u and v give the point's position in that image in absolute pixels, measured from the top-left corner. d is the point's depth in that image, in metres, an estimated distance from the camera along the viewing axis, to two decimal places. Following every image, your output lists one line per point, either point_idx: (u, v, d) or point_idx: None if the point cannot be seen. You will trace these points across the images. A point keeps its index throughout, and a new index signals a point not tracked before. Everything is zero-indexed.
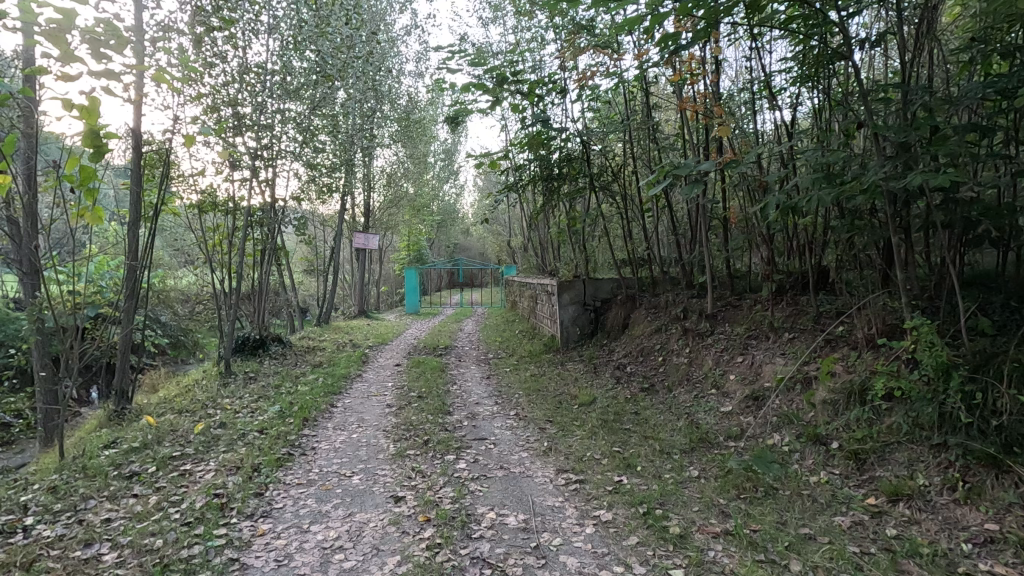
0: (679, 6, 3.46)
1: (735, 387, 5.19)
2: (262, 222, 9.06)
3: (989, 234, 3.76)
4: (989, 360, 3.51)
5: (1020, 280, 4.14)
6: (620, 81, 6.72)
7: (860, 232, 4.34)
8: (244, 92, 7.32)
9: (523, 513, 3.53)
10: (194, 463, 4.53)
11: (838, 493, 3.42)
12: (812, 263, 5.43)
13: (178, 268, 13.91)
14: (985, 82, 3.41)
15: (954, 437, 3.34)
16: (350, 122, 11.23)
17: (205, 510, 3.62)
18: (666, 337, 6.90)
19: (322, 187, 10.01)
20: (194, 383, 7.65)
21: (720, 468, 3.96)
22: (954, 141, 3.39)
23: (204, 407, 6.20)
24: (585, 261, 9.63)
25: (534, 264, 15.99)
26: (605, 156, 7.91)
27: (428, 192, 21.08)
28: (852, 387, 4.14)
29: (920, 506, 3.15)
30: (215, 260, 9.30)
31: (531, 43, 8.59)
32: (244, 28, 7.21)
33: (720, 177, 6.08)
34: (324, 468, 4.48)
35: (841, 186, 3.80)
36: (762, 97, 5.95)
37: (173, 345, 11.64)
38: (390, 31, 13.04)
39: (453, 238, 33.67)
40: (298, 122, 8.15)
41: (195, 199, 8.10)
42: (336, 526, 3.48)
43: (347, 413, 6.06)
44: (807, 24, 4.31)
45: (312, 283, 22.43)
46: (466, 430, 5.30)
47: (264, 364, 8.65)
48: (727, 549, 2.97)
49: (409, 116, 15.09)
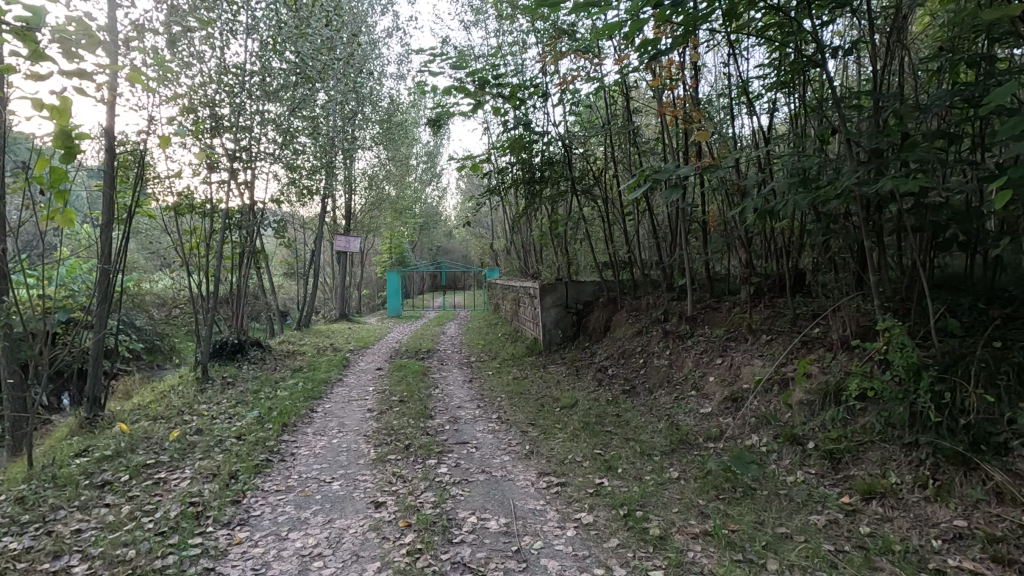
0: (657, 12, 3.50)
1: (714, 388, 5.26)
2: (240, 225, 8.92)
3: (958, 237, 3.86)
4: (958, 360, 3.61)
5: (988, 283, 4.26)
6: (601, 86, 6.78)
7: (835, 236, 4.42)
8: (222, 93, 7.21)
9: (505, 517, 3.53)
10: (169, 471, 4.44)
11: (814, 493, 3.48)
12: (788, 266, 5.53)
13: (153, 272, 13.64)
14: (953, 90, 3.51)
15: (925, 436, 3.42)
16: (331, 124, 11.15)
17: (180, 519, 3.54)
18: (647, 339, 6.96)
19: (302, 189, 9.90)
20: (170, 389, 7.49)
21: (700, 468, 4.01)
22: (924, 147, 3.48)
23: (181, 414, 6.08)
24: (567, 263, 9.68)
25: (517, 267, 15.99)
26: (586, 159, 7.97)
27: (410, 194, 20.97)
28: (827, 388, 4.22)
29: (893, 504, 3.22)
30: (192, 264, 9.13)
31: (513, 46, 8.63)
32: (222, 28, 7.11)
33: (699, 181, 6.16)
34: (303, 474, 4.43)
35: (816, 191, 3.88)
36: (740, 102, 6.04)
37: (148, 350, 11.40)
38: (372, 33, 13.00)
39: (435, 240, 33.57)
40: (277, 124, 8.05)
41: (171, 200, 7.95)
42: (316, 533, 3.44)
43: (328, 418, 5.99)
44: (783, 32, 4.38)
45: (291, 286, 22.17)
46: (448, 434, 5.28)
47: (243, 368, 8.52)
48: (706, 550, 3.01)
49: (391, 118, 15.03)
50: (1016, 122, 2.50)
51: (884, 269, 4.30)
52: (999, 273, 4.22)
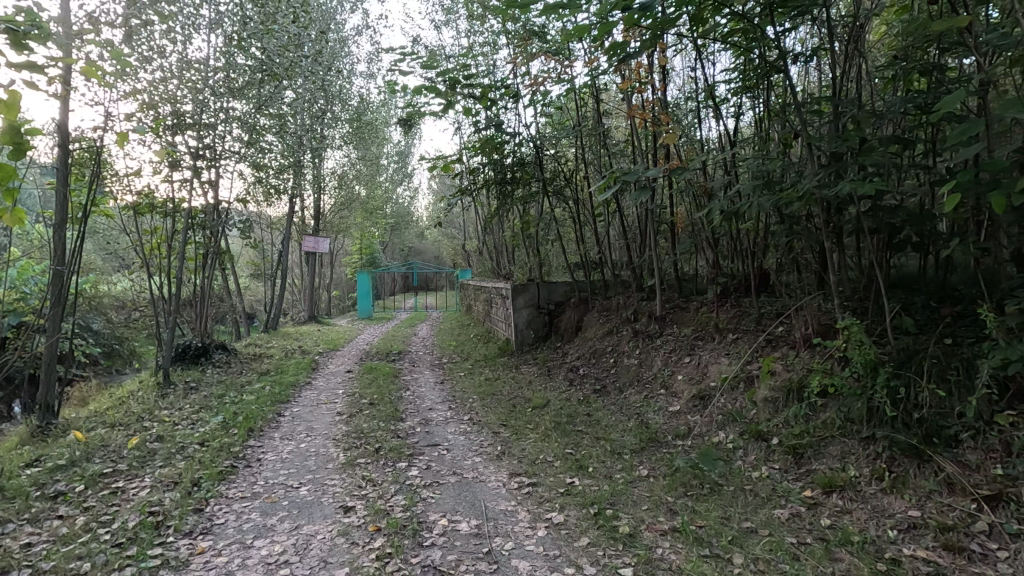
0: (626, 16, 3.53)
1: (682, 387, 5.35)
2: (204, 226, 8.66)
3: (911, 239, 4.01)
4: (911, 357, 3.75)
5: (939, 282, 4.44)
6: (571, 88, 6.82)
7: (798, 237, 4.53)
8: (185, 90, 7.00)
9: (476, 519, 3.51)
10: (127, 480, 4.28)
11: (778, 488, 3.57)
12: (753, 267, 5.66)
13: (110, 273, 13.15)
14: (906, 97, 3.65)
15: (882, 430, 3.54)
16: (299, 122, 10.93)
17: (139, 529, 3.43)
18: (618, 338, 7.04)
19: (268, 189, 9.69)
20: (129, 395, 7.21)
21: (668, 466, 4.07)
22: (880, 151, 3.61)
23: (140, 420, 5.87)
24: (539, 264, 9.70)
25: (489, 267, 15.94)
26: (558, 160, 8.02)
27: (380, 194, 20.72)
28: (791, 385, 4.33)
29: (852, 496, 3.33)
30: (152, 265, 8.83)
31: (484, 46, 8.61)
32: (184, 22, 6.90)
33: (668, 183, 6.26)
34: (269, 480, 4.32)
35: (779, 194, 3.97)
36: (706, 106, 6.14)
37: (106, 355, 10.98)
38: (340, 30, 12.79)
39: (406, 240, 33.34)
40: (242, 122, 7.85)
41: (129, 200, 7.69)
42: (282, 540, 3.36)
43: (296, 423, 5.87)
44: (747, 38, 4.49)
45: (258, 288, 21.69)
46: (419, 437, 5.22)
47: (206, 373, 8.28)
48: (674, 546, 3.05)
49: (361, 117, 14.80)
50: (963, 129, 2.63)
51: (843, 269, 4.44)
52: (949, 273, 4.40)
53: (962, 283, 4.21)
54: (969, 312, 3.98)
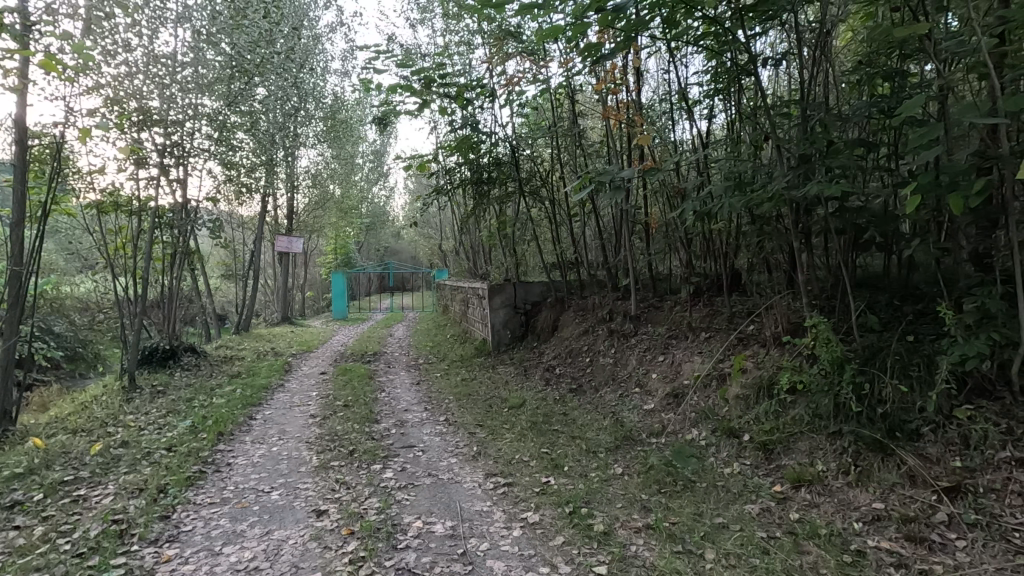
0: (600, 18, 3.55)
1: (657, 385, 5.41)
2: (172, 225, 8.44)
3: (876, 240, 4.13)
4: (876, 353, 3.85)
5: (903, 282, 4.58)
6: (547, 88, 6.84)
7: (769, 237, 4.61)
8: (151, 85, 6.82)
9: (450, 520, 3.49)
10: (90, 487, 4.14)
11: (749, 484, 3.65)
12: (725, 267, 5.76)
13: (73, 274, 12.72)
14: (871, 102, 3.75)
15: (848, 425, 3.64)
16: (271, 119, 10.73)
17: (102, 539, 3.32)
18: (593, 337, 7.10)
19: (240, 188, 9.50)
20: (92, 399, 7.00)
21: (642, 463, 4.12)
22: (846, 154, 3.70)
23: (104, 425, 5.69)
24: (515, 264, 9.71)
25: (466, 267, 15.89)
26: (534, 161, 8.06)
27: (355, 194, 20.47)
28: (761, 382, 4.41)
29: (819, 490, 3.41)
30: (117, 265, 8.56)
31: (460, 46, 8.59)
32: (150, 15, 6.70)
33: (641, 184, 6.33)
34: (239, 485, 4.23)
35: (750, 195, 4.05)
36: (680, 108, 6.23)
37: (68, 359, 10.61)
38: (314, 27, 12.61)
39: (382, 240, 33.04)
40: (212, 119, 7.68)
41: (93, 198, 7.44)
42: (252, 546, 3.29)
43: (268, 426, 5.76)
44: (719, 41, 4.56)
45: (229, 288, 21.24)
46: (394, 438, 5.18)
47: (175, 375, 8.08)
48: (649, 543, 3.08)
49: (335, 115, 14.59)
50: (923, 133, 2.71)
51: (812, 269, 4.54)
52: (912, 273, 4.54)
53: (924, 281, 4.34)
54: (930, 310, 4.11)
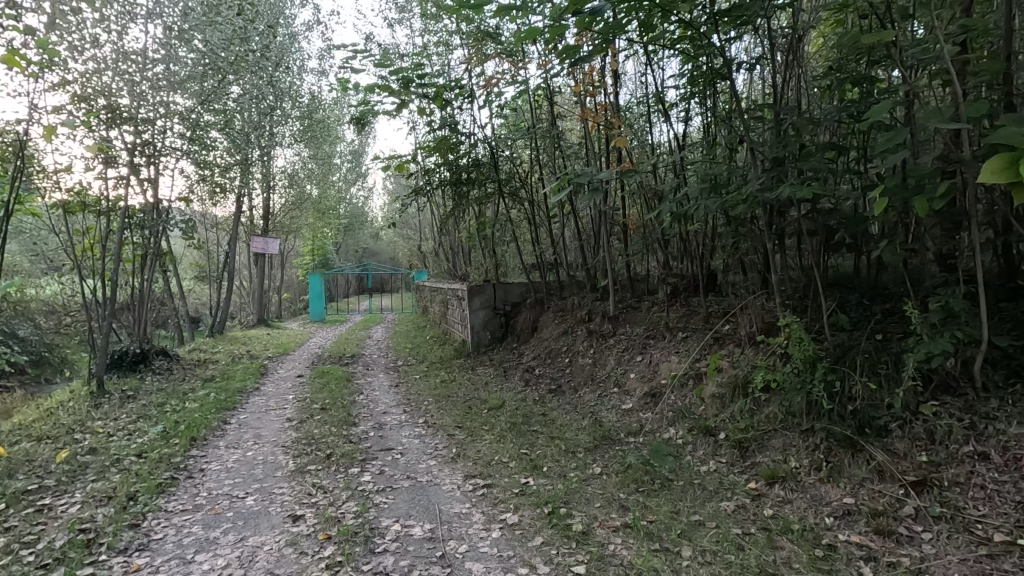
0: (577, 20, 3.57)
1: (635, 385, 5.46)
2: (142, 225, 8.22)
3: (846, 241, 4.23)
4: (846, 352, 3.94)
5: (872, 282, 4.69)
6: (525, 90, 6.85)
7: (744, 238, 4.68)
8: (121, 82, 6.64)
9: (429, 522, 3.47)
10: (55, 497, 4.01)
11: (725, 481, 3.71)
12: (702, 268, 5.84)
13: (37, 275, 12.30)
14: (841, 106, 3.83)
15: (819, 422, 3.71)
16: (246, 117, 10.54)
17: (68, 549, 3.23)
18: (572, 338, 7.14)
19: (214, 188, 9.32)
20: (58, 406, 6.77)
21: (620, 463, 4.15)
22: (817, 157, 3.77)
23: (70, 432, 5.51)
24: (495, 265, 9.70)
25: (445, 269, 15.84)
26: (513, 162, 8.07)
27: (333, 194, 20.24)
28: (736, 381, 4.49)
29: (792, 486, 3.48)
30: (85, 267, 8.30)
31: (438, 46, 8.56)
32: (119, 10, 6.53)
33: (619, 185, 6.39)
34: (213, 491, 4.14)
35: (725, 197, 4.11)
36: (657, 111, 6.29)
37: (33, 364, 10.27)
38: (290, 25, 12.44)
39: (360, 241, 32.73)
40: (184, 118, 7.47)
41: (59, 198, 7.22)
42: (226, 553, 3.23)
43: (242, 430, 5.65)
44: (695, 45, 4.60)
45: (203, 290, 20.80)
46: (372, 441, 5.13)
47: (145, 380, 7.87)
48: (626, 542, 3.11)
49: (313, 115, 14.40)
50: (890, 137, 2.79)
51: (785, 269, 4.63)
52: (880, 273, 4.67)
53: (892, 281, 4.47)
54: (898, 309, 4.23)
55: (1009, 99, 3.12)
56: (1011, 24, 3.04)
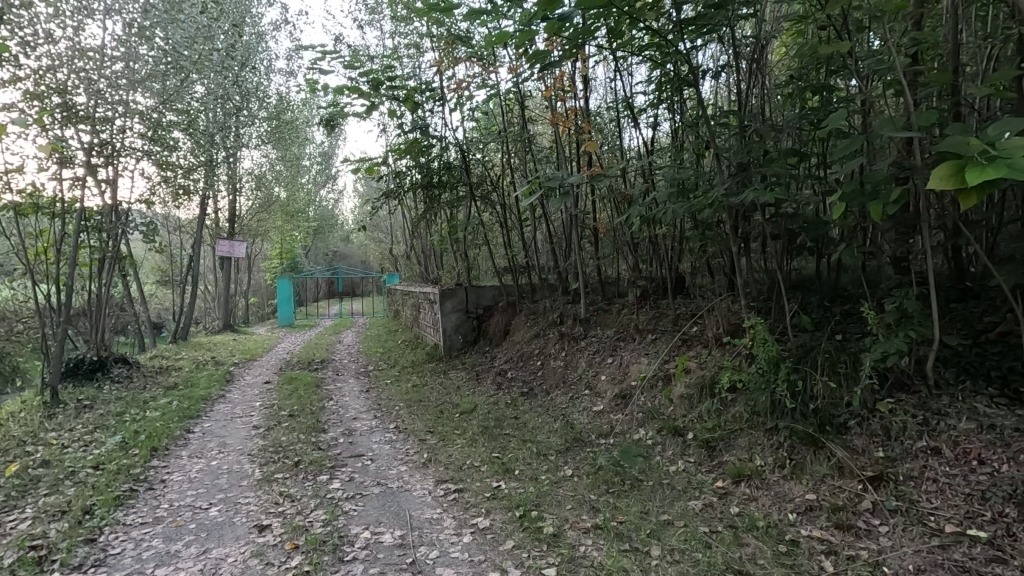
0: (547, 24, 3.59)
1: (606, 386, 5.53)
2: (100, 228, 7.92)
3: (807, 245, 4.36)
4: (808, 352, 4.06)
5: (832, 284, 4.84)
6: (496, 93, 6.87)
7: (711, 241, 4.78)
8: (77, 80, 6.40)
9: (399, 529, 3.43)
10: (4, 513, 3.83)
11: (692, 480, 3.78)
12: (671, 271, 5.94)
13: None
14: (801, 114, 3.95)
15: (783, 421, 3.81)
16: (210, 117, 10.28)
17: (16, 568, 3.08)
18: (544, 341, 7.18)
19: (176, 189, 9.05)
20: (8, 416, 6.46)
21: (591, 464, 4.19)
22: (779, 164, 3.88)
23: (21, 445, 5.26)
24: (467, 269, 9.67)
25: (417, 272, 15.71)
26: (484, 165, 8.07)
27: (303, 196, 19.90)
28: (704, 381, 4.58)
29: (758, 484, 3.56)
30: (37, 272, 7.94)
31: (409, 49, 8.52)
32: (74, 6, 6.30)
33: (589, 189, 6.45)
34: (175, 502, 4.02)
35: (692, 201, 4.19)
36: (626, 116, 6.38)
37: None
38: (256, 24, 12.20)
39: (330, 244, 32.22)
40: (145, 117, 7.24)
41: (9, 199, 6.89)
42: (187, 566, 3.13)
43: (206, 439, 5.49)
44: (663, 53, 4.68)
45: (165, 295, 20.13)
46: (342, 448, 5.05)
47: (103, 389, 7.58)
48: (596, 543, 3.13)
49: (281, 115, 14.14)
50: (846, 144, 2.90)
51: (750, 271, 4.75)
52: (840, 275, 4.82)
53: (851, 283, 4.63)
54: (856, 310, 4.38)
55: (957, 109, 3.25)
56: (958, 38, 3.17)
